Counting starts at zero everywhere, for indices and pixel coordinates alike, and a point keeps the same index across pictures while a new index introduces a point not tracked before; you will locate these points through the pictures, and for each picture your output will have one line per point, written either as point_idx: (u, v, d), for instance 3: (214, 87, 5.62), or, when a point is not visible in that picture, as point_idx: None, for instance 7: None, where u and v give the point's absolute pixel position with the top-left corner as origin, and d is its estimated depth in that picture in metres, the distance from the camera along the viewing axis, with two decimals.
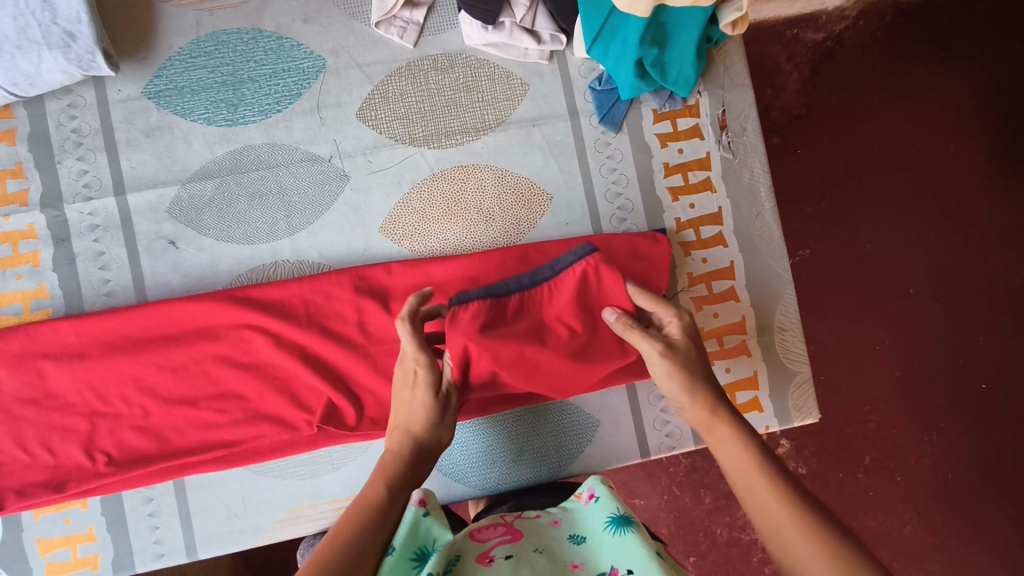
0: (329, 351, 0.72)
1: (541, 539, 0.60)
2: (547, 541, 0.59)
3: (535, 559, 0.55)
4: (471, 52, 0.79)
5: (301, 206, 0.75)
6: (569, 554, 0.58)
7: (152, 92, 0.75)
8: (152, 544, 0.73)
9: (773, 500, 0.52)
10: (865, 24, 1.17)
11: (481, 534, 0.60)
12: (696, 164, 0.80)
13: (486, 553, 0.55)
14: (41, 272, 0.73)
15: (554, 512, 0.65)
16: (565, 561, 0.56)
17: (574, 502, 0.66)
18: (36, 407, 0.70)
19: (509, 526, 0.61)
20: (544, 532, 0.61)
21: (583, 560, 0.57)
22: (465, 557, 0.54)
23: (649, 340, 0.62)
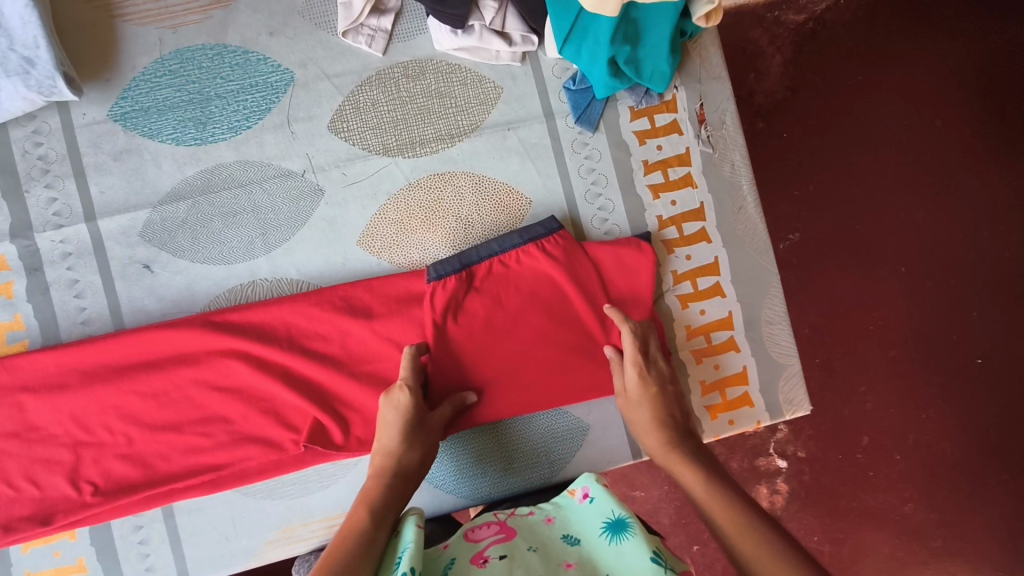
0: (312, 369, 0.71)
1: (536, 537, 0.60)
2: (541, 540, 0.59)
3: (528, 558, 0.55)
4: (442, 56, 0.77)
5: (277, 224, 0.74)
6: (563, 554, 0.57)
7: (118, 115, 0.74)
8: (144, 571, 0.72)
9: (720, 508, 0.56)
10: (844, 3, 1.16)
11: (474, 534, 0.60)
12: (675, 161, 0.79)
13: (480, 553, 0.56)
14: (15, 303, 0.72)
15: (547, 508, 0.66)
16: (559, 560, 0.56)
17: (567, 498, 0.66)
18: (19, 440, 0.69)
19: (504, 524, 0.62)
20: (537, 531, 0.61)
21: (578, 560, 0.56)
22: (461, 561, 0.56)
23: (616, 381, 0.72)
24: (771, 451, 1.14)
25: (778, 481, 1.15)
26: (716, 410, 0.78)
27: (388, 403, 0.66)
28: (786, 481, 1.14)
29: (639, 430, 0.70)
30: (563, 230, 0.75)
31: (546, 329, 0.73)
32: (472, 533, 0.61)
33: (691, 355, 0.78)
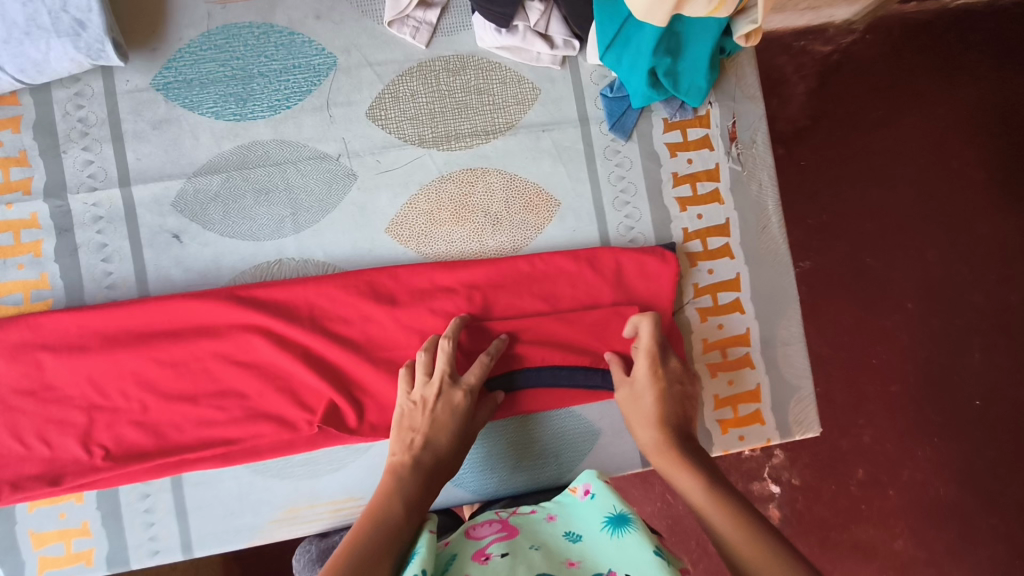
0: (331, 352, 0.72)
1: (537, 534, 0.60)
2: (543, 538, 0.59)
3: (531, 555, 0.55)
4: (483, 54, 0.78)
5: (307, 205, 0.75)
6: (565, 551, 0.57)
7: (161, 84, 0.74)
8: (148, 540, 0.72)
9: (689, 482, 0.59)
10: (871, 38, 1.17)
11: (477, 531, 0.61)
12: (704, 175, 0.80)
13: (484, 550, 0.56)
14: (43, 262, 0.72)
15: (548, 508, 0.66)
16: (562, 558, 0.56)
17: (568, 497, 0.67)
18: (34, 399, 0.70)
19: (505, 523, 0.62)
20: (539, 528, 0.62)
21: (580, 557, 0.56)
22: (463, 557, 0.56)
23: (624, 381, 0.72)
24: (767, 476, 1.15)
25: (771, 507, 1.15)
26: (727, 424, 0.78)
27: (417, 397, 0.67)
28: (778, 507, 1.15)
29: (635, 424, 0.69)
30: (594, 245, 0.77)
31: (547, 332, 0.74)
32: (473, 531, 0.61)
33: (705, 368, 0.79)
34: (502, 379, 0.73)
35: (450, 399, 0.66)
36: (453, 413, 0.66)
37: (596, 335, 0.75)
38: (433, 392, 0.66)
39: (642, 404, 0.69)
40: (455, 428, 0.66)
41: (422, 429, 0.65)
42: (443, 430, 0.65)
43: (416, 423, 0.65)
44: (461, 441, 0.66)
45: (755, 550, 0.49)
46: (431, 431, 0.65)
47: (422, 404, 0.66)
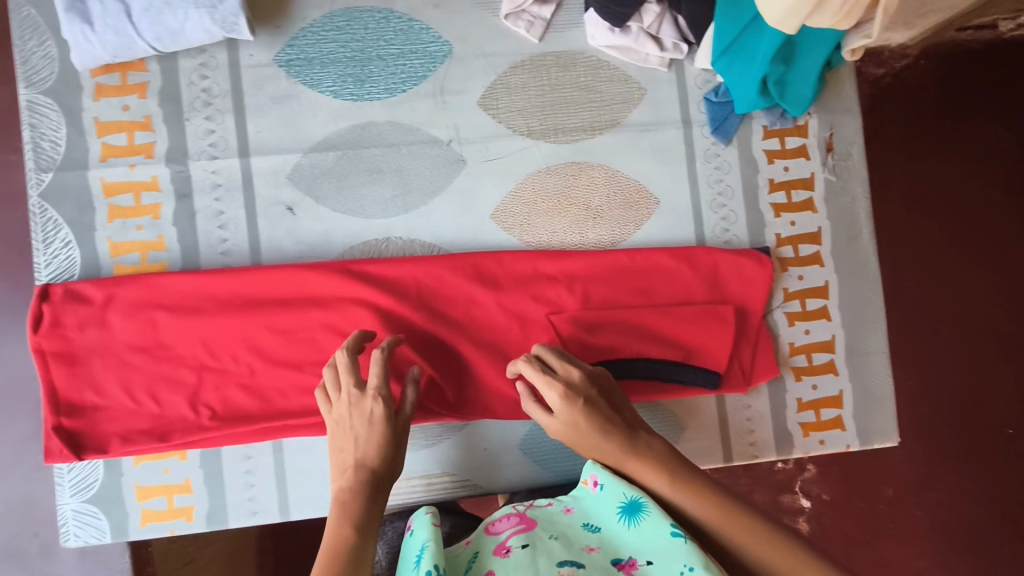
0: (436, 331, 0.75)
1: (555, 526, 0.53)
2: (562, 529, 0.52)
3: (551, 547, 0.49)
4: (593, 51, 0.80)
5: (417, 186, 0.77)
6: (584, 539, 0.51)
7: (283, 61, 0.76)
8: (246, 501, 0.74)
9: (651, 471, 0.55)
10: (924, 62, 1.12)
11: (495, 527, 0.55)
12: (799, 183, 0.82)
13: (502, 545, 0.51)
14: (161, 225, 0.74)
15: (565, 499, 0.58)
16: (580, 546, 0.50)
17: (580, 488, 0.58)
18: (148, 356, 0.73)
19: (523, 515, 0.55)
20: (554, 519, 0.54)
21: (600, 544, 0.50)
22: (484, 553, 0.51)
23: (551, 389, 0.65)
24: (796, 488, 1.14)
25: (798, 519, 1.13)
26: (810, 427, 0.81)
27: (337, 415, 0.63)
28: (806, 519, 1.13)
29: (574, 440, 0.63)
30: (691, 245, 0.79)
31: (642, 324, 0.77)
32: (490, 526, 0.55)
33: (791, 372, 0.81)
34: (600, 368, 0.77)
35: (373, 407, 0.62)
36: (372, 423, 0.62)
37: (691, 332, 0.77)
38: (348, 404, 0.63)
39: (571, 419, 0.63)
40: (383, 437, 0.61)
41: (351, 446, 0.61)
42: (372, 443, 0.61)
43: (345, 443, 0.61)
44: (395, 454, 0.62)
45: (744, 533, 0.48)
46: (360, 446, 0.61)
47: (343, 420, 0.62)
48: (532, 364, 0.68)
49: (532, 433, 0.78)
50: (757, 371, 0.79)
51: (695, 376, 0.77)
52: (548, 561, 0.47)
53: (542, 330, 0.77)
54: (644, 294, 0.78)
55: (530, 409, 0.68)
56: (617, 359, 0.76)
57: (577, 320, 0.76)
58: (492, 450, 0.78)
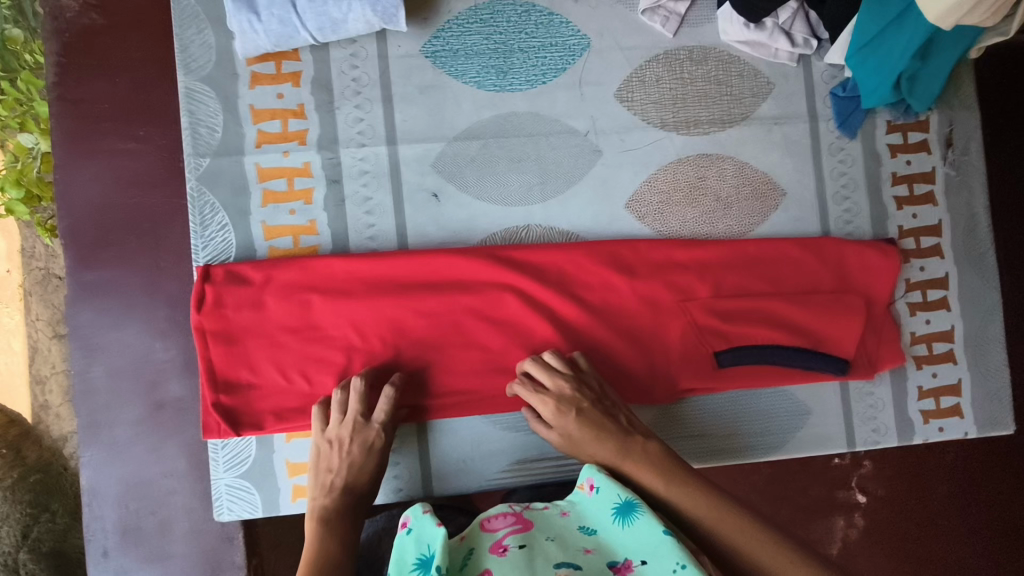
0: (575, 316, 0.77)
1: (551, 527, 0.57)
2: (558, 531, 0.56)
3: (548, 548, 0.53)
4: (724, 47, 0.82)
5: (556, 175, 0.80)
6: (580, 541, 0.55)
7: (429, 52, 0.78)
8: (391, 479, 0.78)
9: (649, 475, 0.63)
10: None
11: (491, 523, 0.57)
12: (921, 177, 0.85)
13: (499, 543, 0.54)
14: (312, 210, 0.77)
15: (560, 503, 0.61)
16: (576, 547, 0.54)
17: (576, 493, 0.62)
18: (298, 336, 0.75)
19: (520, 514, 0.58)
20: (552, 521, 0.57)
21: (596, 546, 0.55)
22: (479, 551, 0.53)
23: (542, 402, 0.71)
24: None
25: None
26: (930, 414, 0.85)
27: (335, 436, 0.71)
28: None
29: (576, 446, 0.70)
30: (817, 236, 0.82)
31: (772, 313, 0.79)
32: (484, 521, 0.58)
33: (912, 361, 0.85)
34: (730, 355, 0.78)
35: (371, 439, 0.71)
36: (367, 451, 0.70)
37: (818, 321, 0.79)
38: (348, 432, 0.70)
39: (568, 429, 0.70)
40: (373, 465, 0.71)
41: (343, 470, 0.69)
42: (360, 468, 0.70)
43: (333, 464, 0.70)
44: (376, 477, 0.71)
45: (734, 525, 0.56)
46: (350, 470, 0.70)
47: (337, 445, 0.70)
48: (525, 383, 0.73)
49: (663, 417, 0.81)
50: (881, 359, 0.81)
51: (820, 363, 0.78)
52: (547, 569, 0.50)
53: (673, 317, 0.79)
54: (772, 283, 0.80)
55: (538, 426, 0.73)
56: (744, 348, 0.78)
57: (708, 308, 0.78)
58: None
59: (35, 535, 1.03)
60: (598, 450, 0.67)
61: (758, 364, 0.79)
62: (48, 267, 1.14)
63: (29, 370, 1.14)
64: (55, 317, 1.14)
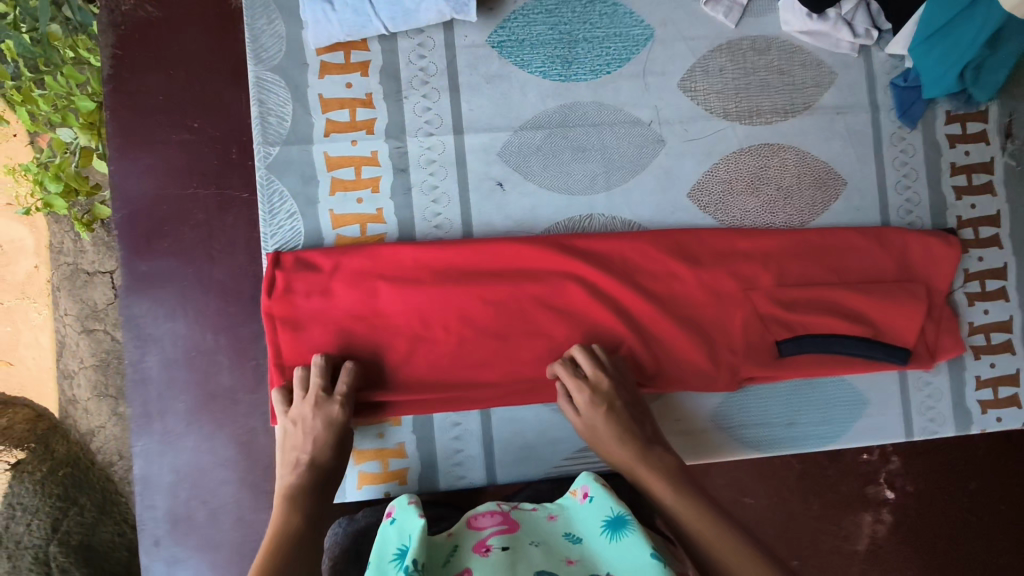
0: (640, 305, 0.77)
1: (538, 532, 0.59)
2: (544, 535, 0.58)
3: (530, 552, 0.54)
4: (785, 37, 0.83)
5: (620, 164, 0.80)
6: (565, 550, 0.56)
7: (496, 42, 0.79)
8: (454, 466, 0.78)
9: (660, 483, 0.63)
10: None
11: (479, 522, 0.60)
12: (979, 167, 0.85)
13: (483, 542, 0.56)
14: (379, 199, 0.77)
15: (550, 507, 0.64)
16: (560, 556, 0.55)
17: (570, 499, 0.65)
18: (365, 324, 0.75)
19: (508, 515, 0.61)
20: (538, 525, 0.60)
21: (580, 557, 0.55)
22: (463, 548, 0.56)
23: (577, 391, 0.71)
24: None
25: None
26: (987, 405, 0.84)
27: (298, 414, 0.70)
28: None
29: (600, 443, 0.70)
30: (878, 226, 0.82)
31: (835, 302, 0.78)
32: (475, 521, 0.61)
33: (970, 351, 0.84)
34: (793, 344, 0.77)
35: (334, 416, 0.70)
36: (328, 425, 0.69)
37: (881, 311, 0.78)
38: (310, 409, 0.70)
39: (595, 424, 0.71)
40: (338, 443, 0.70)
41: (307, 448, 0.69)
42: (326, 446, 0.70)
43: (299, 442, 0.69)
44: (339, 452, 0.70)
45: (724, 539, 0.54)
46: (314, 447, 0.69)
47: (301, 422, 0.70)
48: (567, 363, 0.73)
49: (724, 405, 0.81)
50: (940, 349, 0.81)
51: (882, 353, 0.77)
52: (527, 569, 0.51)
53: (736, 306, 0.78)
54: (835, 272, 0.80)
55: (566, 407, 0.73)
56: (806, 337, 0.77)
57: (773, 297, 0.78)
58: (686, 421, 0.81)
59: (64, 528, 1.06)
60: (620, 453, 0.68)
61: (820, 354, 0.78)
62: (75, 263, 1.14)
63: (57, 365, 1.15)
64: (85, 312, 1.14)
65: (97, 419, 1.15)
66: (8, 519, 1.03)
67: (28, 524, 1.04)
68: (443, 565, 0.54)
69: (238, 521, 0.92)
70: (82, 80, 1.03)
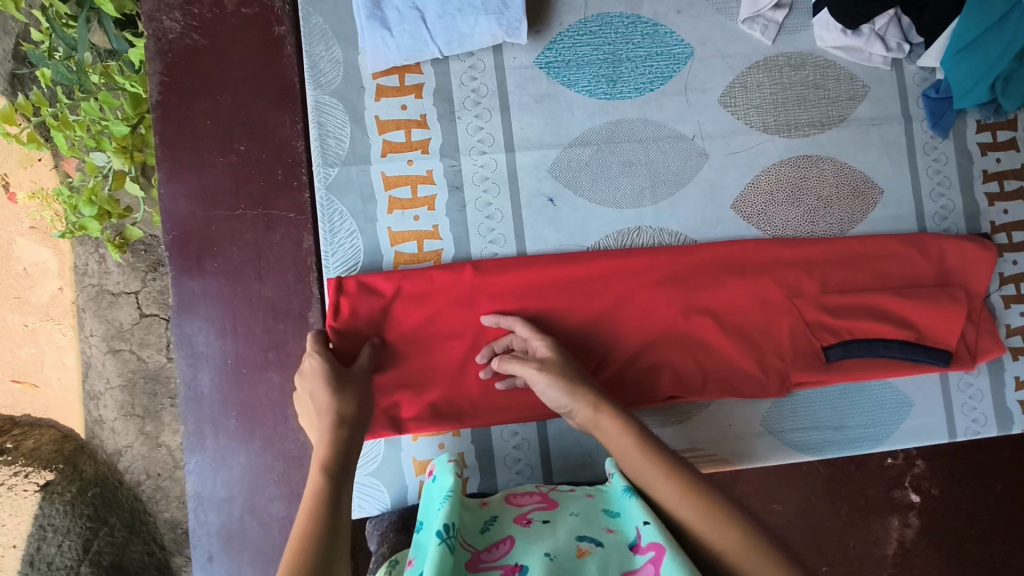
0: (690, 314, 0.80)
1: (577, 506, 0.61)
2: (583, 509, 0.60)
3: (570, 521, 0.57)
4: (820, 52, 0.86)
5: (665, 178, 0.83)
6: (604, 521, 0.57)
7: (543, 63, 0.82)
8: (513, 474, 0.80)
9: (631, 444, 0.60)
10: None
11: (517, 500, 0.64)
12: (1011, 174, 0.88)
13: (524, 515, 0.60)
14: (436, 216, 0.80)
15: (590, 489, 0.66)
16: (600, 526, 0.56)
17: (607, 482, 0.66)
18: (426, 337, 0.77)
19: (545, 495, 0.65)
20: (578, 502, 0.62)
21: (618, 527, 0.56)
22: (503, 519, 0.59)
23: (525, 363, 0.69)
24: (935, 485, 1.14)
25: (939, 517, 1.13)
26: None
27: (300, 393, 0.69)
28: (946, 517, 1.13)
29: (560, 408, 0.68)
30: (917, 234, 0.84)
31: (878, 308, 0.81)
32: (514, 499, 0.65)
33: (1008, 352, 0.87)
34: (838, 349, 0.79)
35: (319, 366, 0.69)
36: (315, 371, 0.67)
37: (925, 315, 0.80)
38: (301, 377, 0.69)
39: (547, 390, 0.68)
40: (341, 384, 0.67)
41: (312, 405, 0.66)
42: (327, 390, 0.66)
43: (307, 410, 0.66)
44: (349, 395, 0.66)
45: (691, 499, 0.55)
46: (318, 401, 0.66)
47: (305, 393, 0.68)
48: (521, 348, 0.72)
49: (773, 410, 0.84)
50: (981, 350, 0.83)
51: (927, 355, 0.79)
52: (569, 533, 0.54)
53: (783, 313, 0.81)
54: (875, 279, 0.82)
55: (511, 366, 0.71)
56: (851, 342, 0.80)
57: (817, 304, 0.80)
58: (735, 426, 0.83)
59: (95, 549, 1.10)
60: (582, 412, 0.65)
61: (864, 359, 0.80)
62: (101, 284, 1.15)
63: (82, 386, 1.17)
64: (109, 333, 1.15)
65: (125, 439, 1.15)
66: (41, 540, 1.08)
67: (60, 545, 1.08)
68: (481, 531, 0.57)
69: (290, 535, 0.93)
70: (116, 105, 1.02)
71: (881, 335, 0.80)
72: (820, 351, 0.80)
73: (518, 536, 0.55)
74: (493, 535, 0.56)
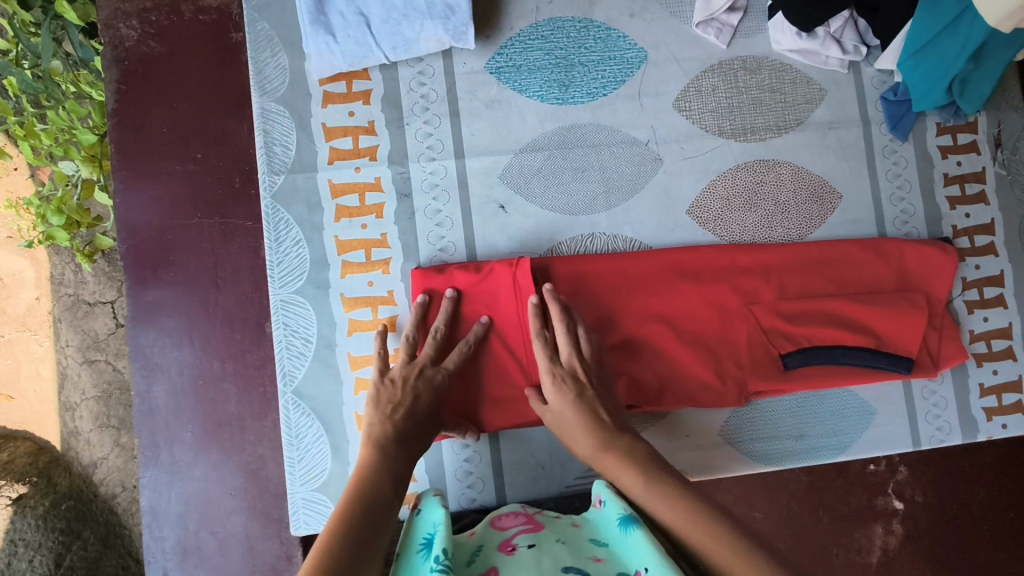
0: (646, 322, 0.78)
1: (561, 536, 0.57)
2: (568, 538, 0.56)
3: (554, 550, 0.53)
4: (776, 56, 0.85)
5: (618, 183, 0.82)
6: (591, 551, 0.53)
7: (493, 68, 0.81)
8: (465, 488, 0.78)
9: (635, 473, 0.59)
10: None
11: (501, 523, 0.63)
12: (972, 177, 0.87)
13: (508, 542, 0.57)
14: (383, 224, 0.79)
15: (576, 516, 0.64)
16: (586, 555, 0.52)
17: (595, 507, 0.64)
18: None
19: (530, 517, 0.63)
20: (565, 530, 0.59)
21: (606, 557, 0.52)
22: (487, 548, 0.56)
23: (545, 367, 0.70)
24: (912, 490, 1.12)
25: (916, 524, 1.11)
26: (992, 412, 0.85)
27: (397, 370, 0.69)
28: None
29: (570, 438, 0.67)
30: (879, 239, 0.83)
31: (837, 314, 0.79)
32: (498, 523, 0.63)
33: (972, 359, 0.85)
34: (797, 356, 0.77)
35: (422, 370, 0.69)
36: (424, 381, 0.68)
37: (884, 321, 0.79)
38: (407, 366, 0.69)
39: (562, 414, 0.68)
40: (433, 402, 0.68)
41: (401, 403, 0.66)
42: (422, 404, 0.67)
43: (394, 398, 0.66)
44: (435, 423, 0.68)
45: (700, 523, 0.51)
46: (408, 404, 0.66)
47: (401, 381, 0.68)
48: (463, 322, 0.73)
49: (732, 419, 0.82)
50: (944, 357, 0.81)
51: (885, 363, 0.78)
52: (554, 563, 0.49)
53: (739, 320, 0.79)
54: (835, 284, 0.81)
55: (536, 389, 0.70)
56: (811, 348, 0.78)
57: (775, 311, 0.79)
58: (693, 437, 0.81)
59: (67, 564, 1.04)
60: (586, 444, 0.65)
61: (826, 369, 0.79)
62: (76, 293, 1.14)
63: (58, 397, 1.14)
64: (86, 343, 1.13)
65: (99, 451, 1.14)
66: (10, 556, 1.00)
67: (31, 560, 1.01)
68: (466, 563, 0.53)
69: (248, 551, 0.90)
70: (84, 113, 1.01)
71: (841, 343, 0.78)
72: (778, 359, 0.78)
73: (503, 567, 0.50)
74: (477, 567, 0.52)
